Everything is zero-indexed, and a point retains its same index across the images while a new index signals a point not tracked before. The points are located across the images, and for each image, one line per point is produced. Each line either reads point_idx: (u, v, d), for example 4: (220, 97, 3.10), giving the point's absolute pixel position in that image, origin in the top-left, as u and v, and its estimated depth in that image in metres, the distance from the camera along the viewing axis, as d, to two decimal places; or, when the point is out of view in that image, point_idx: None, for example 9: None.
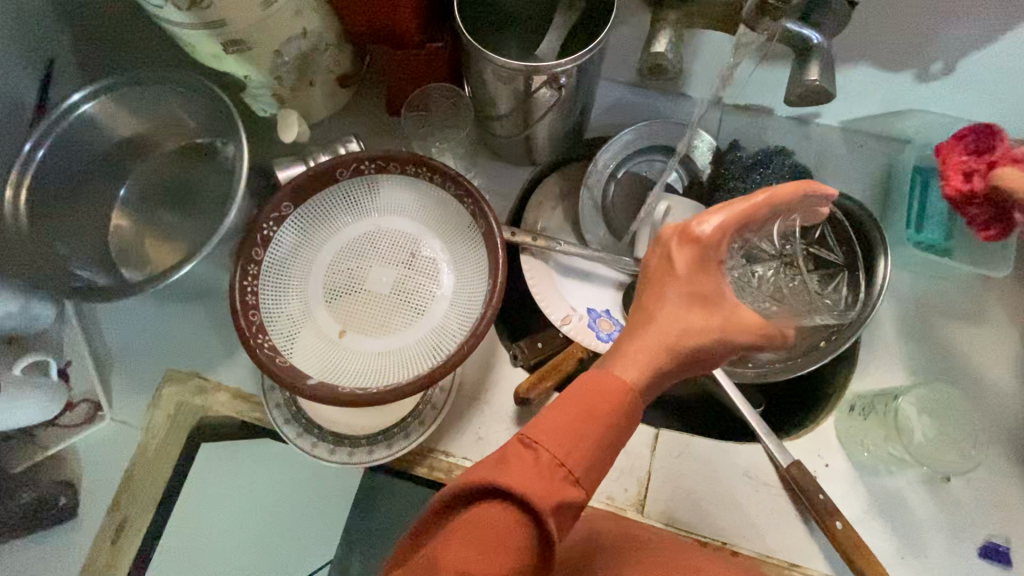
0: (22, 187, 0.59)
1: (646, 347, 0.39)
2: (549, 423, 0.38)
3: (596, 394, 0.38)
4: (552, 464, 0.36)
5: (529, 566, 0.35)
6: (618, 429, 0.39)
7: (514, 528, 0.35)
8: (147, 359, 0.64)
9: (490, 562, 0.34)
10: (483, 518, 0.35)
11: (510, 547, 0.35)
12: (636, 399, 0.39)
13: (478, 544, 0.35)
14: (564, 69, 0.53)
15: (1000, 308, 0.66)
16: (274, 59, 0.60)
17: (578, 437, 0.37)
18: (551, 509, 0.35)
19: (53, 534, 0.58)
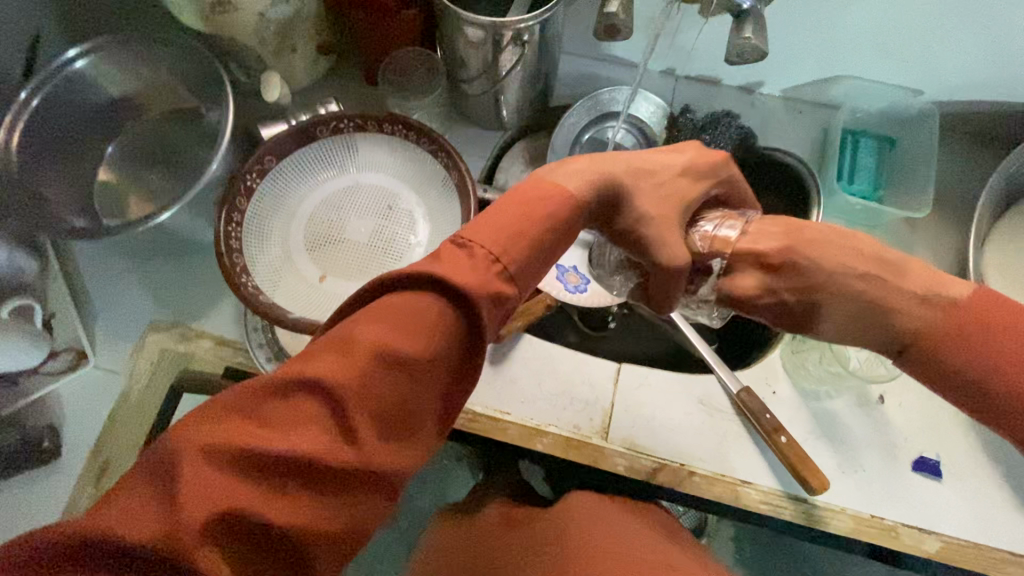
0: (14, 130, 0.61)
1: (580, 171, 0.40)
2: (491, 221, 0.37)
3: (537, 201, 0.38)
4: (487, 262, 0.35)
5: (449, 364, 0.34)
6: (548, 248, 0.37)
7: (440, 319, 0.34)
8: (128, 311, 0.66)
9: (415, 337, 0.33)
10: (416, 301, 0.34)
11: (432, 324, 0.34)
12: (574, 209, 0.39)
13: (405, 321, 0.33)
14: (528, 26, 0.57)
15: (927, 252, 0.67)
16: (258, 23, 0.60)
17: (516, 234, 0.36)
18: (484, 299, 0.34)
19: (41, 473, 0.62)
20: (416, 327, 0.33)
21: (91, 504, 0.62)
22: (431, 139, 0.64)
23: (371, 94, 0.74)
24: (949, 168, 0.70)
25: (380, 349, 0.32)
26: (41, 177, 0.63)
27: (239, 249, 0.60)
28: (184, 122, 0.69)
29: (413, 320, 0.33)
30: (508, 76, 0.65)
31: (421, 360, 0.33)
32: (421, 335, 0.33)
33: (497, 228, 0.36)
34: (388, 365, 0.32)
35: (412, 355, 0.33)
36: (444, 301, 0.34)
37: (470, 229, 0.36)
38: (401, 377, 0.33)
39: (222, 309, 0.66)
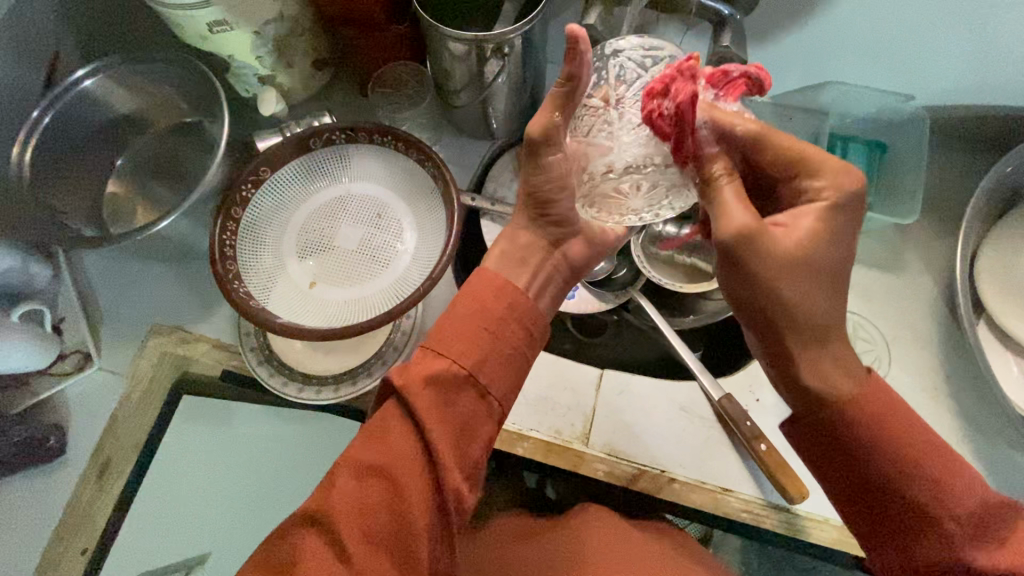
0: (27, 147, 0.65)
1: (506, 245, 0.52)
2: (447, 334, 0.45)
3: (474, 294, 0.46)
4: (432, 387, 0.43)
5: (424, 454, 0.42)
6: (502, 317, 0.45)
7: (410, 458, 0.42)
8: (132, 315, 0.69)
9: (388, 443, 0.42)
10: (386, 414, 0.43)
11: (403, 454, 0.42)
12: (507, 291, 0.46)
13: (378, 440, 0.42)
14: (509, 37, 0.58)
15: (917, 257, 0.66)
16: (255, 42, 0.63)
17: (455, 330, 0.45)
18: (437, 383, 0.43)
19: (48, 468, 0.65)
20: (388, 450, 0.42)
21: (93, 501, 0.65)
22: (419, 150, 0.66)
23: (366, 106, 0.76)
24: (941, 174, 0.69)
25: (360, 468, 0.42)
26: (50, 186, 0.66)
27: (232, 258, 0.63)
28: (187, 135, 0.72)
29: (388, 442, 0.42)
30: (494, 86, 0.66)
31: (398, 470, 0.41)
32: (390, 451, 0.42)
33: (446, 340, 0.44)
34: (366, 480, 0.41)
35: (387, 464, 0.42)
36: (406, 414, 0.43)
37: (429, 338, 0.45)
38: (384, 490, 0.41)
39: (219, 314, 0.69)
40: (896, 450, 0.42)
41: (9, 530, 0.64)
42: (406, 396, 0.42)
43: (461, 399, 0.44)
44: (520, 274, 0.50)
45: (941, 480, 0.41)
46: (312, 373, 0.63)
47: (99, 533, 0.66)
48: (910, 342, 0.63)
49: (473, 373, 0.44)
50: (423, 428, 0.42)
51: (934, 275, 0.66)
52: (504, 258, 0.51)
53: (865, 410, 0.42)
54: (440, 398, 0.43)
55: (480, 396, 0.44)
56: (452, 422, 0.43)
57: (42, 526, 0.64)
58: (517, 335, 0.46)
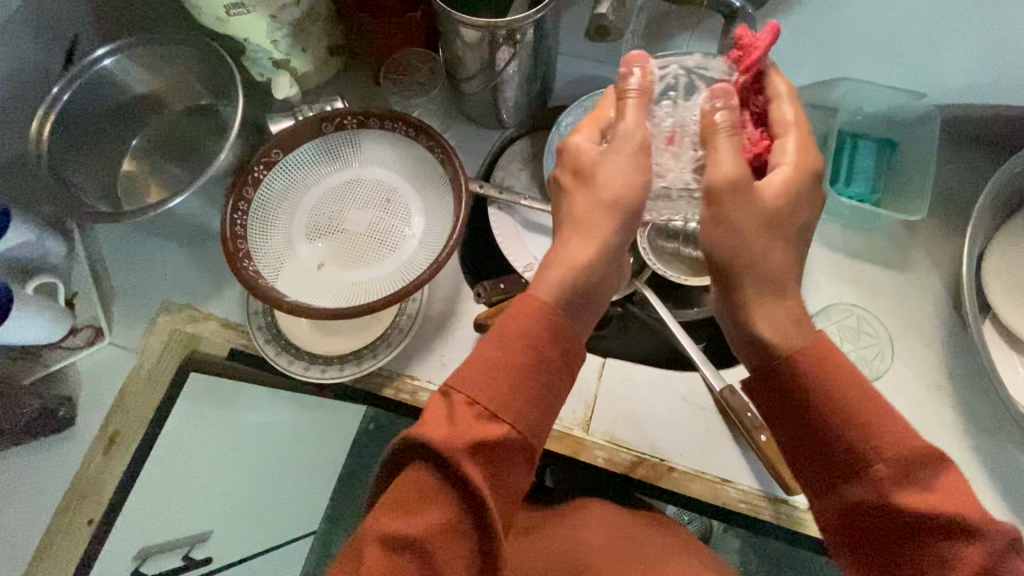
0: (47, 122, 0.65)
1: (559, 271, 0.45)
2: (496, 391, 0.41)
3: (523, 342, 0.42)
4: (480, 455, 0.39)
5: (467, 525, 0.39)
6: (553, 372, 0.42)
7: (453, 532, 0.38)
8: (143, 292, 0.71)
9: (427, 514, 0.38)
10: (416, 481, 0.39)
11: (445, 528, 0.38)
12: (558, 342, 0.43)
13: (415, 512, 0.38)
14: (521, 25, 0.58)
15: (924, 255, 0.66)
16: (271, 26, 0.64)
17: (505, 387, 0.41)
18: (485, 446, 0.39)
19: (57, 439, 0.67)
20: (425, 524, 0.38)
21: (101, 471, 0.66)
22: (429, 136, 0.67)
23: (378, 93, 0.77)
24: (951, 173, 0.69)
25: (396, 541, 0.38)
26: (67, 162, 0.68)
27: (243, 236, 0.64)
28: (200, 116, 0.74)
29: (424, 511, 0.38)
30: (504, 75, 0.67)
31: (440, 547, 0.38)
32: (429, 527, 0.38)
33: (500, 399, 0.41)
34: (403, 555, 0.38)
35: (428, 541, 0.38)
36: (445, 484, 0.39)
37: (474, 392, 0.41)
38: (424, 566, 0.38)
39: (228, 293, 0.70)
40: (834, 415, 0.38)
41: (19, 498, 0.66)
42: (450, 466, 0.38)
43: (509, 466, 0.40)
44: (581, 313, 0.45)
45: (873, 425, 0.38)
46: (318, 352, 0.64)
47: (105, 505, 0.65)
48: (914, 339, 0.63)
49: (525, 436, 0.41)
50: (470, 500, 0.39)
51: (941, 274, 0.65)
52: (567, 287, 0.45)
53: (808, 363, 0.39)
54: (488, 468, 0.39)
55: (528, 459, 0.42)
56: (501, 488, 0.40)
57: (50, 495, 0.65)
58: (563, 387, 0.44)
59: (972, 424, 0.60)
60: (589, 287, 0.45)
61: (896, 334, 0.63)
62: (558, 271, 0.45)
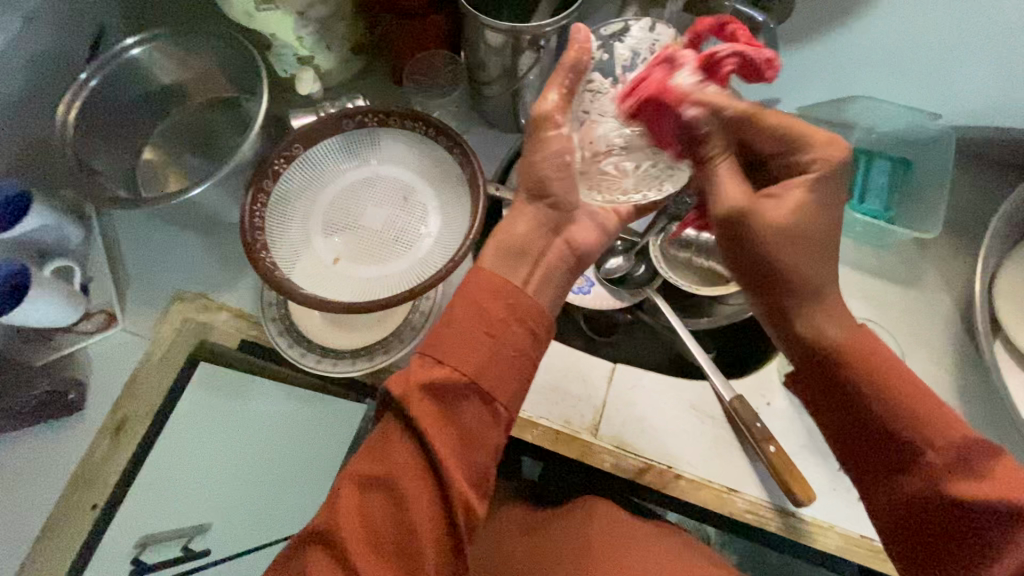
0: (73, 108, 0.66)
1: (499, 242, 0.50)
2: (443, 340, 0.44)
3: (469, 298, 0.45)
4: (431, 397, 0.43)
5: (423, 467, 0.42)
6: (502, 319, 0.44)
7: (411, 470, 0.42)
8: (156, 280, 0.71)
9: (383, 461, 0.42)
10: (385, 427, 0.43)
11: (403, 467, 0.42)
12: (505, 292, 0.45)
13: (380, 456, 0.43)
14: (544, 31, 0.59)
15: (936, 273, 0.67)
16: (297, 23, 0.65)
17: (451, 338, 0.44)
18: (435, 390, 0.43)
19: (64, 422, 0.67)
20: (386, 463, 0.42)
21: (108, 456, 0.67)
22: (449, 137, 0.67)
23: (398, 94, 0.78)
24: (963, 193, 0.70)
25: (359, 478, 0.42)
26: (90, 149, 0.68)
27: (261, 228, 0.64)
28: (224, 110, 0.75)
29: (388, 456, 0.42)
30: (525, 80, 0.68)
31: (401, 482, 0.42)
32: (388, 464, 0.42)
33: (444, 348, 0.43)
34: (366, 491, 0.42)
35: (387, 479, 0.42)
36: (404, 427, 0.43)
37: (424, 346, 0.44)
38: (389, 504, 0.42)
39: (241, 285, 0.70)
40: (888, 400, 0.44)
41: (25, 481, 0.66)
42: (404, 408, 0.42)
43: (460, 408, 0.43)
44: (521, 267, 0.49)
45: (925, 416, 0.44)
46: (330, 346, 0.64)
47: (109, 490, 0.67)
48: (924, 357, 0.63)
49: (476, 380, 0.43)
50: (420, 442, 0.42)
51: (952, 292, 0.66)
52: (502, 252, 0.49)
53: (858, 357, 0.45)
54: (440, 409, 0.43)
55: (483, 403, 0.44)
56: (456, 431, 0.43)
57: (55, 478, 0.66)
58: (520, 338, 0.45)
59: None
60: (535, 248, 0.50)
61: (906, 350, 0.64)
62: (496, 236, 0.50)
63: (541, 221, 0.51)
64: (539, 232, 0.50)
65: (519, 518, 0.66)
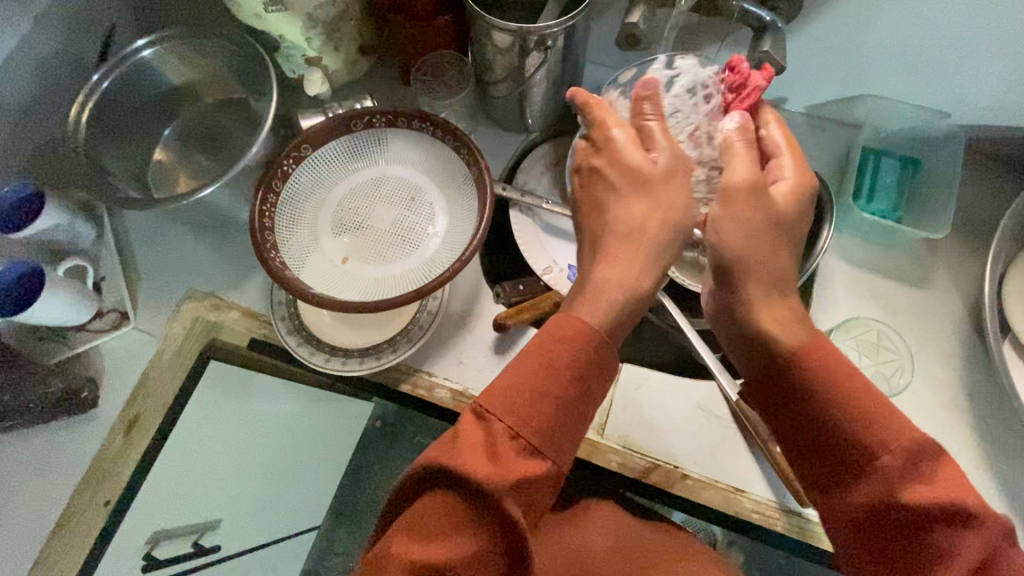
0: (85, 109, 0.67)
1: (609, 290, 0.41)
2: (537, 422, 0.39)
3: (566, 374, 0.40)
4: (517, 493, 0.38)
5: (494, 553, 0.39)
6: (592, 402, 0.41)
7: (480, 555, 0.38)
8: (168, 279, 0.72)
9: (451, 553, 0.37)
10: (448, 507, 0.38)
11: (473, 556, 0.38)
12: (602, 371, 0.41)
13: (448, 544, 0.38)
14: (552, 31, 0.59)
15: (945, 274, 0.66)
16: (305, 23, 0.65)
17: (548, 421, 0.39)
18: (522, 483, 0.38)
19: (78, 419, 0.68)
20: (452, 551, 0.38)
21: (120, 453, 0.67)
22: (456, 137, 0.68)
23: (406, 94, 0.79)
24: (972, 193, 0.69)
25: (418, 567, 0.37)
26: (102, 149, 0.69)
27: (271, 228, 0.65)
28: (234, 110, 0.75)
29: (456, 542, 0.38)
30: (533, 80, 0.68)
31: (471, 573, 0.38)
32: (453, 550, 0.38)
33: (535, 430, 0.39)
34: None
35: (457, 568, 0.37)
36: (478, 517, 0.38)
37: (517, 426, 0.39)
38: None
39: (251, 284, 0.71)
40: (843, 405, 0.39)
41: (39, 477, 0.67)
42: (485, 498, 0.37)
43: (543, 495, 0.40)
44: (621, 333, 0.43)
45: (879, 419, 0.39)
46: (339, 345, 0.65)
47: (121, 487, 0.67)
48: (932, 357, 0.63)
49: (562, 469, 0.40)
50: (500, 532, 0.38)
51: (961, 292, 0.66)
52: (614, 310, 0.41)
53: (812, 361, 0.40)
54: (523, 501, 0.38)
55: (559, 486, 0.41)
56: (532, 514, 0.39)
57: (68, 475, 0.67)
58: (600, 413, 0.43)
59: (988, 446, 0.60)
60: (643, 304, 0.42)
61: (914, 351, 0.63)
62: (614, 277, 0.42)
63: (660, 262, 0.43)
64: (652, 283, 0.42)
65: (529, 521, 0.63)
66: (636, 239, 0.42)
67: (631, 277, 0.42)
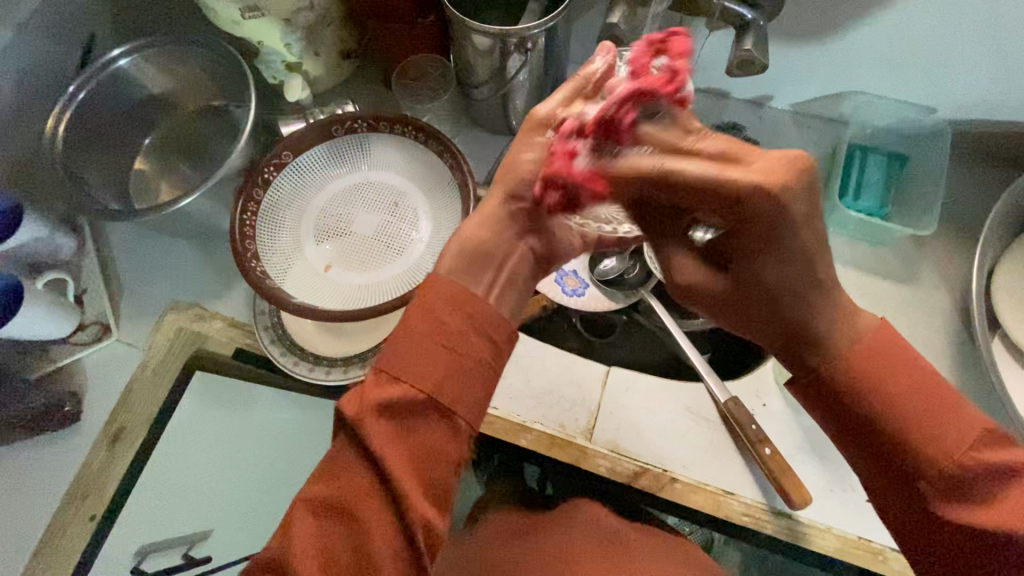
0: (62, 120, 0.66)
1: (458, 246, 0.45)
2: (399, 357, 0.41)
3: (422, 312, 0.42)
4: (384, 416, 0.40)
5: (378, 485, 0.40)
6: (459, 334, 0.41)
7: (367, 498, 0.40)
8: (150, 290, 0.71)
9: (335, 483, 0.40)
10: (340, 453, 0.41)
11: (361, 488, 0.40)
12: (470, 302, 0.42)
13: (333, 476, 0.41)
14: (532, 34, 0.59)
15: (933, 270, 0.66)
16: (283, 29, 0.64)
17: (410, 356, 0.41)
18: (381, 410, 0.40)
19: (61, 434, 0.67)
20: (340, 488, 0.40)
21: (104, 467, 0.66)
22: (438, 141, 0.67)
23: (388, 98, 0.78)
24: (958, 188, 0.69)
25: (315, 506, 0.40)
26: (80, 161, 0.68)
27: (251, 237, 0.64)
28: (215, 118, 0.75)
29: (341, 477, 0.40)
30: (515, 82, 0.67)
31: (358, 504, 0.40)
32: (347, 486, 0.40)
33: (400, 365, 0.41)
34: (322, 518, 0.40)
35: (341, 503, 0.40)
36: (360, 449, 0.40)
37: (381, 362, 0.41)
38: (344, 528, 0.40)
39: (235, 294, 0.70)
40: (887, 338, 0.40)
41: (23, 495, 0.66)
42: (357, 430, 0.40)
43: (420, 425, 0.41)
44: (481, 274, 0.44)
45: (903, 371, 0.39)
46: (323, 354, 0.64)
47: (108, 499, 0.66)
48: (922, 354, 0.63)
49: (433, 396, 0.40)
50: (374, 461, 0.40)
51: (950, 289, 0.65)
52: (465, 257, 0.44)
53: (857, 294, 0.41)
54: (395, 429, 0.40)
55: (442, 418, 0.41)
56: (412, 451, 0.40)
57: (51, 490, 0.66)
58: (481, 349, 0.42)
59: None
60: (494, 252, 0.45)
61: None
62: (461, 233, 0.45)
63: (502, 220, 0.46)
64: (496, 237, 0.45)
65: (508, 521, 0.66)
66: (484, 204, 0.47)
67: (478, 236, 0.45)
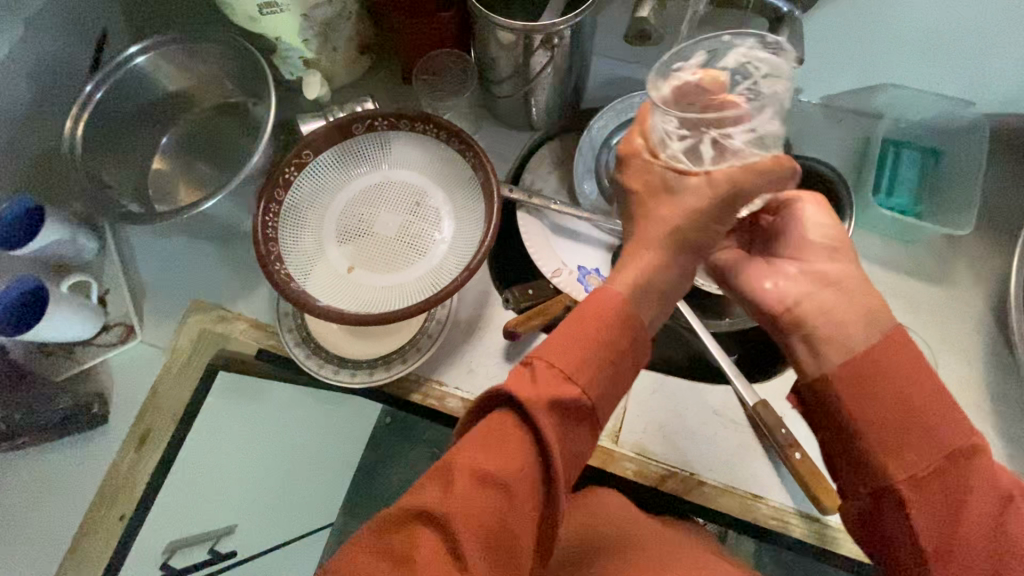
0: (80, 121, 0.65)
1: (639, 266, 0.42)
2: (574, 356, 0.40)
3: (600, 319, 0.41)
4: (555, 410, 0.40)
5: (536, 469, 0.40)
6: (630, 355, 0.42)
7: (526, 473, 0.39)
8: (171, 290, 0.71)
9: (502, 459, 0.39)
10: (505, 426, 0.40)
11: (520, 470, 0.39)
12: (638, 323, 0.42)
13: (496, 451, 0.39)
14: (558, 28, 0.57)
15: (967, 270, 0.64)
16: (301, 24, 0.63)
17: (584, 358, 0.40)
18: (553, 404, 0.39)
19: (90, 434, 0.68)
20: (503, 462, 0.39)
21: (131, 470, 0.67)
22: (461, 140, 0.66)
23: (406, 93, 0.76)
24: (994, 184, 0.67)
25: (479, 476, 0.39)
26: (98, 162, 0.68)
27: (274, 239, 0.63)
28: (232, 116, 0.73)
29: (503, 452, 0.39)
30: (538, 77, 0.65)
31: (514, 484, 0.39)
32: (510, 464, 0.39)
33: (574, 366, 0.40)
34: (484, 490, 0.39)
35: (504, 478, 0.39)
36: (524, 429, 0.40)
37: (553, 355, 0.41)
38: (498, 504, 0.39)
39: (258, 294, 0.70)
40: (906, 408, 0.38)
41: (53, 493, 0.67)
42: (531, 417, 0.39)
43: (575, 427, 0.41)
44: (651, 305, 0.43)
45: (916, 378, 0.39)
46: (346, 357, 0.64)
47: (135, 501, 0.67)
48: (956, 356, 0.61)
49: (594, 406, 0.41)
50: (540, 445, 0.40)
51: (985, 288, 0.64)
52: (638, 290, 0.42)
53: (893, 366, 0.39)
54: (559, 423, 0.40)
55: (592, 426, 0.42)
56: (566, 448, 0.41)
57: (81, 490, 0.67)
58: (630, 374, 0.42)
59: (1015, 447, 0.58)
60: (666, 286, 0.43)
61: (936, 350, 0.62)
62: (636, 270, 0.42)
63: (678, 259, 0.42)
64: (679, 275, 0.43)
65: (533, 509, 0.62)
66: (646, 239, 0.42)
67: (660, 266, 0.42)
